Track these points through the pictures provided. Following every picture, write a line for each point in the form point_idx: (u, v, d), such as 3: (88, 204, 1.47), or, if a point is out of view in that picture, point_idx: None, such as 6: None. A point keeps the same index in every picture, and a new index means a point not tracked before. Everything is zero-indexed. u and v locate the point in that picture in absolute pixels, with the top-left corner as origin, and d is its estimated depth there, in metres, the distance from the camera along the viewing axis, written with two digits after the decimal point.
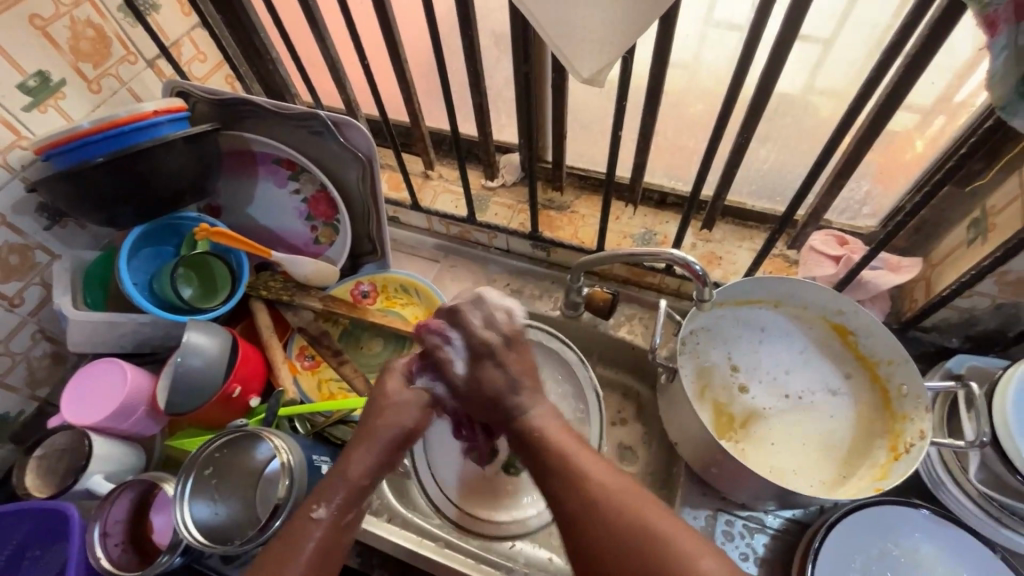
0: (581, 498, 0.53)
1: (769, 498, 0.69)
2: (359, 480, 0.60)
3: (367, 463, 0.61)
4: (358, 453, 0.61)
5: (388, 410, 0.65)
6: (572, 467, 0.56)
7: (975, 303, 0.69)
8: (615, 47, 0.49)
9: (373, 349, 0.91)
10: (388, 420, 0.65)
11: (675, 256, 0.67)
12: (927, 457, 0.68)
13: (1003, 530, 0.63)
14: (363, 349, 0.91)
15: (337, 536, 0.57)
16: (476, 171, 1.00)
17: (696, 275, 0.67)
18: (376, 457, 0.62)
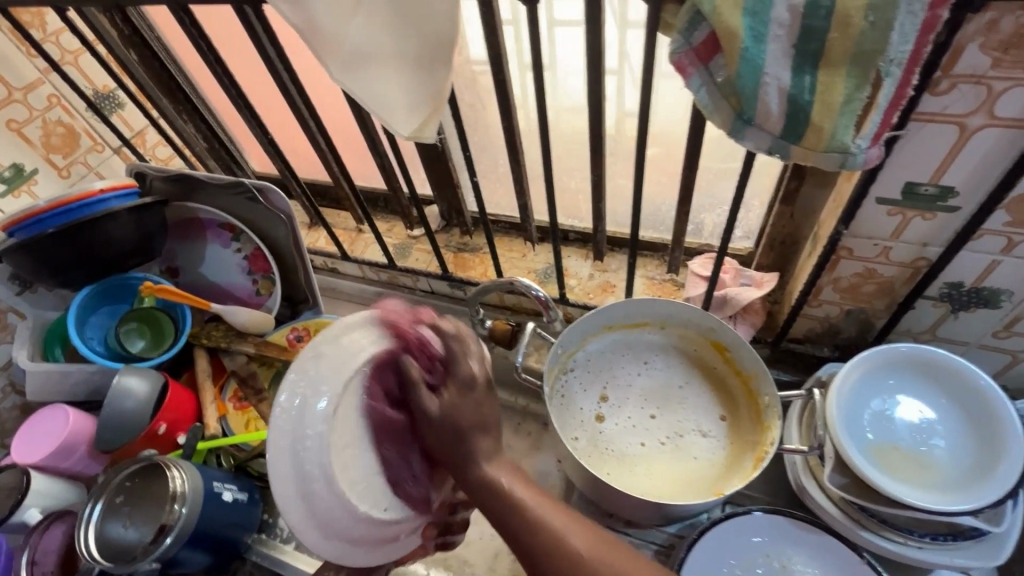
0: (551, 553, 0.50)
1: (642, 512, 0.71)
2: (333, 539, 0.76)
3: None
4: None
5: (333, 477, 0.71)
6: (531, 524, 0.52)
7: (828, 312, 0.73)
8: (419, 110, 0.59)
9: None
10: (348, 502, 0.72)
11: (523, 285, 0.76)
12: (793, 463, 0.70)
13: (862, 533, 0.64)
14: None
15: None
16: (401, 224, 1.10)
17: (540, 300, 0.76)
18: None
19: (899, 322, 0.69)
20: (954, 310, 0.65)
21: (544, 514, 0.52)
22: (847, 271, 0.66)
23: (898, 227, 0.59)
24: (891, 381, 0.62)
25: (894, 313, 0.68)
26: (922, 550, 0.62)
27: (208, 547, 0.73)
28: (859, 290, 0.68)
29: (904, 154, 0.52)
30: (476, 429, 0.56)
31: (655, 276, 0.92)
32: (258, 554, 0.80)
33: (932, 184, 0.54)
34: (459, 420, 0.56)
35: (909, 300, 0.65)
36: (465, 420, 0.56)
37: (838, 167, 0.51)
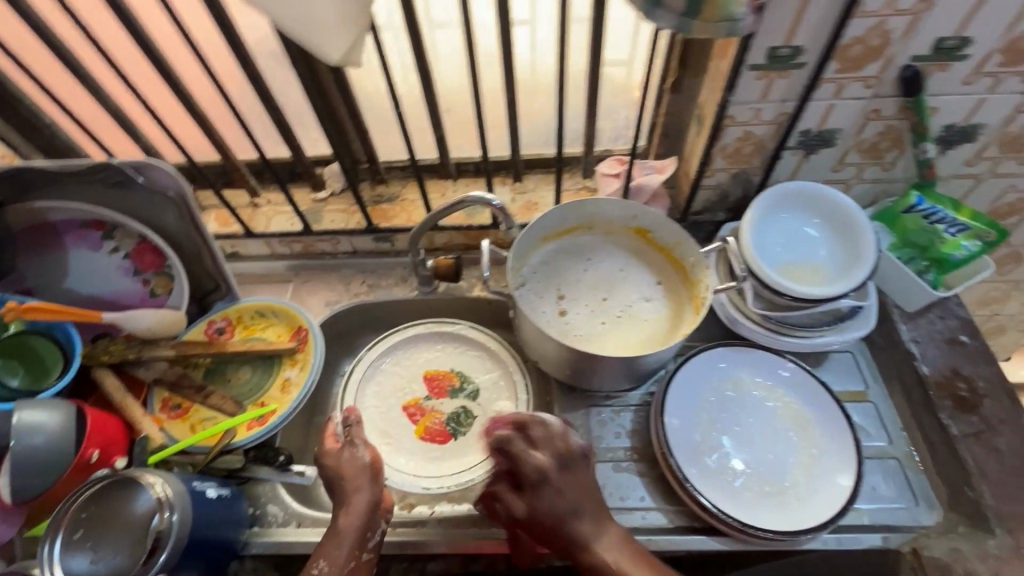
0: None
1: (619, 377, 0.81)
2: (353, 526, 0.66)
3: (360, 510, 0.67)
4: (350, 504, 0.67)
5: (335, 463, 0.71)
6: None
7: (719, 179, 0.88)
8: (351, 30, 0.58)
9: (245, 376, 0.89)
10: (353, 481, 0.69)
11: (475, 196, 0.79)
12: (720, 302, 0.85)
13: (782, 338, 0.82)
14: (237, 381, 0.89)
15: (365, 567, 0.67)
16: (303, 190, 1.04)
17: (497, 209, 0.81)
18: (368, 498, 0.68)
19: (772, 174, 0.86)
20: (807, 154, 0.84)
21: None
22: (731, 137, 0.81)
23: (766, 89, 0.74)
24: (783, 214, 0.79)
25: (767, 167, 0.85)
26: (824, 336, 0.81)
27: (205, 553, 0.66)
28: (741, 153, 0.84)
29: (766, 20, 0.65)
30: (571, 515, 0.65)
31: (571, 186, 1.00)
32: (258, 545, 0.75)
33: (787, 45, 0.68)
34: (558, 499, 0.65)
35: (778, 151, 0.82)
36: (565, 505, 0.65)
37: (726, 36, 0.61)
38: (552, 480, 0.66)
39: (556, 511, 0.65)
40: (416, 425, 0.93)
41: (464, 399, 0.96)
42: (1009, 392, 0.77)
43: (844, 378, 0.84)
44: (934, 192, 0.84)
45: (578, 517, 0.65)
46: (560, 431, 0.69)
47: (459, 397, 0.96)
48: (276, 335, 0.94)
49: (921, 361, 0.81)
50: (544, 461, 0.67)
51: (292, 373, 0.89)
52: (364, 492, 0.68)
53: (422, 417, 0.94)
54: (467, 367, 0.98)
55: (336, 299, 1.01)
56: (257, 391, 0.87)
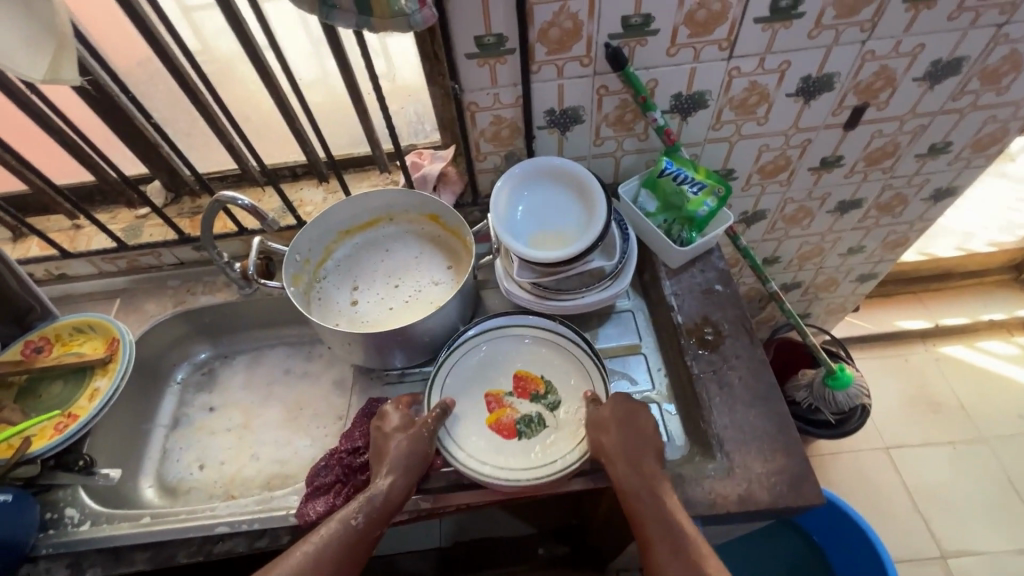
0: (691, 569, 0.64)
1: (400, 354, 0.87)
2: (405, 450, 0.75)
3: (371, 497, 0.71)
4: (387, 441, 0.76)
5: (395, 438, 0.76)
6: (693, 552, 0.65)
7: (493, 162, 0.95)
8: (42, 48, 0.60)
9: (56, 389, 0.92)
10: (397, 456, 0.74)
11: (229, 197, 0.86)
12: (497, 275, 0.90)
13: (551, 303, 0.88)
14: (49, 395, 0.92)
15: (366, 532, 0.70)
16: (125, 208, 1.08)
17: (252, 208, 0.87)
18: (399, 437, 0.76)
19: (537, 152, 0.93)
20: (562, 132, 0.91)
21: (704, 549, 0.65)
22: (484, 121, 0.87)
23: (491, 75, 0.81)
24: (530, 190, 0.86)
25: (529, 147, 0.92)
26: (588, 296, 0.87)
27: None
28: (500, 136, 0.90)
29: (458, 13, 0.72)
30: (627, 440, 0.73)
31: (376, 182, 1.06)
32: (50, 546, 0.78)
33: (488, 34, 0.75)
34: (636, 453, 0.72)
35: (531, 131, 0.89)
36: (632, 441, 0.73)
37: (409, 29, 0.67)
38: (631, 426, 0.74)
39: (634, 452, 0.72)
40: (490, 412, 0.84)
41: (545, 408, 0.84)
42: (749, 329, 0.85)
43: (616, 335, 0.92)
44: (684, 157, 0.91)
45: (651, 476, 0.71)
46: (635, 408, 0.76)
47: (539, 405, 0.84)
48: (93, 348, 0.97)
49: (678, 311, 0.88)
50: (620, 411, 0.75)
51: (99, 381, 0.92)
52: (398, 471, 0.73)
53: (499, 406, 0.85)
54: (556, 376, 0.87)
55: (163, 310, 1.05)
56: (66, 402, 0.91)
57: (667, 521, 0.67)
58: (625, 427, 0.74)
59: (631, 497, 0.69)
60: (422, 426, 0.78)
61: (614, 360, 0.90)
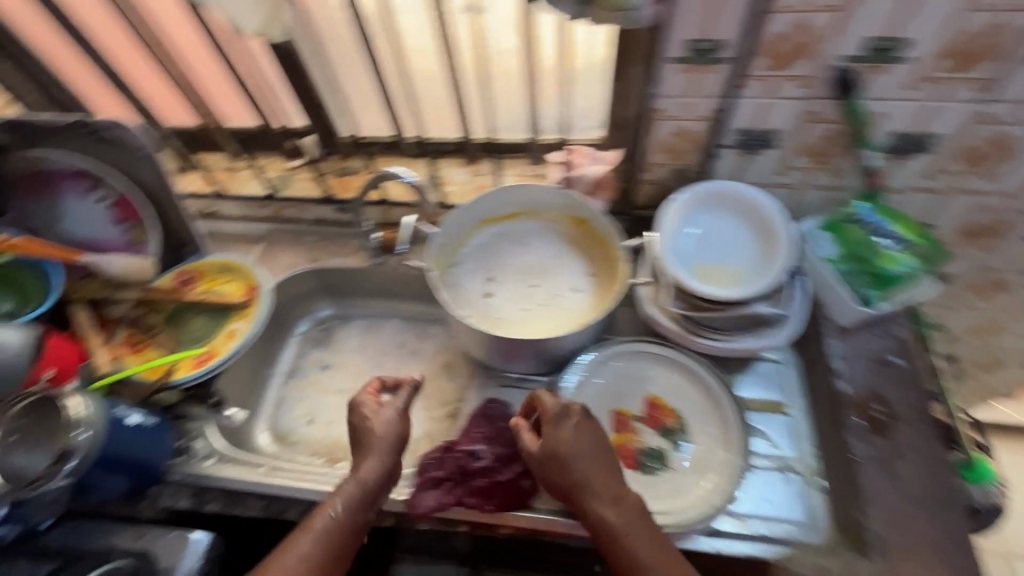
0: None
1: (529, 360, 0.83)
2: (374, 468, 0.72)
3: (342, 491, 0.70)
4: (368, 448, 0.73)
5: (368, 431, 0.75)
6: None
7: (659, 173, 0.87)
8: None
9: (200, 322, 0.97)
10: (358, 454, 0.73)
11: (387, 172, 0.85)
12: (641, 297, 0.83)
13: (701, 340, 0.80)
14: (194, 327, 0.97)
15: (332, 555, 0.67)
16: (280, 157, 1.11)
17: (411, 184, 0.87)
18: (377, 462, 0.72)
19: (711, 172, 0.85)
20: (747, 154, 0.81)
21: None
22: (665, 130, 0.80)
23: (692, 84, 0.72)
24: (702, 215, 0.78)
25: (706, 165, 0.84)
26: (745, 341, 0.78)
27: (120, 471, 0.74)
28: (677, 149, 0.82)
29: (679, 11, 0.64)
30: (575, 454, 0.65)
31: (524, 172, 1.02)
32: (179, 473, 0.83)
33: (707, 39, 0.67)
34: (589, 469, 0.65)
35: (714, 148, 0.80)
36: (590, 468, 0.65)
37: (626, 24, 0.61)
38: (563, 455, 0.65)
39: (572, 474, 0.65)
40: (614, 433, 0.77)
41: (671, 444, 0.76)
42: (930, 417, 0.74)
43: (762, 387, 0.83)
44: (885, 206, 0.79)
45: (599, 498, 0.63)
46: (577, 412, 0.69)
47: (668, 439, 0.77)
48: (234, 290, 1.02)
49: (845, 379, 0.78)
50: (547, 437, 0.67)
51: (239, 323, 0.96)
52: (381, 452, 0.73)
53: (624, 428, 0.77)
54: (687, 407, 0.79)
55: (298, 262, 1.08)
56: (208, 337, 0.95)
57: (664, 561, 0.59)
58: (595, 443, 0.67)
59: (603, 526, 0.62)
60: (394, 440, 0.74)
61: (756, 416, 0.81)
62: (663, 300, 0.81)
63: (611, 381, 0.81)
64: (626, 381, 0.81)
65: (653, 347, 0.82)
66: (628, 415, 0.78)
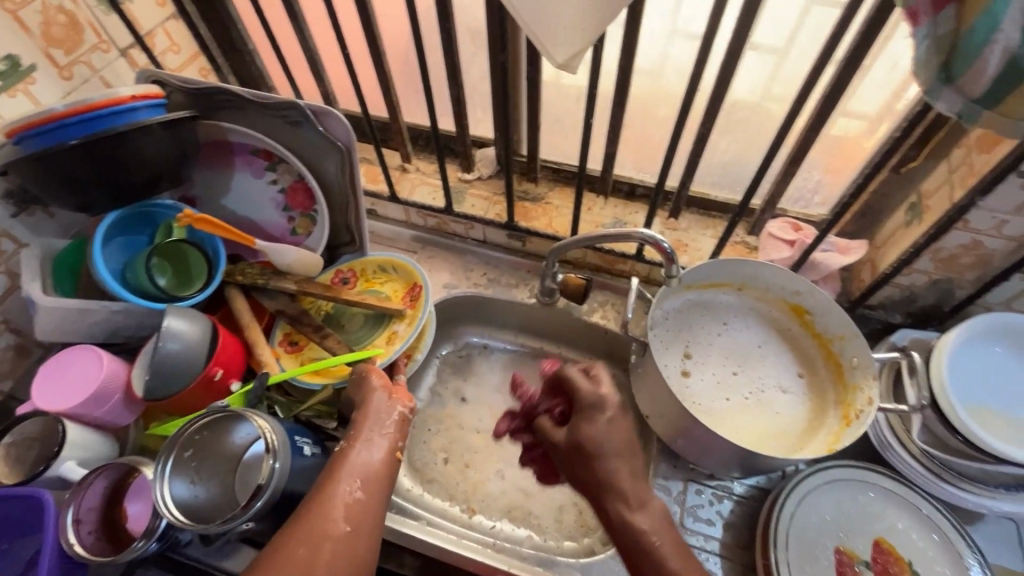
0: None
1: (733, 465, 0.73)
2: (371, 420, 0.65)
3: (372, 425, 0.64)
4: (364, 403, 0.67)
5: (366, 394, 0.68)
6: None
7: (914, 280, 0.76)
8: (586, 36, 0.53)
9: (359, 320, 0.92)
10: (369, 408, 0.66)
11: (645, 235, 0.72)
12: (875, 421, 0.74)
13: (944, 485, 0.70)
14: (352, 325, 0.92)
15: (373, 486, 0.60)
16: (452, 165, 1.03)
17: (665, 253, 0.74)
18: (381, 396, 0.67)
19: (984, 294, 0.73)
20: None
21: None
22: (953, 241, 0.69)
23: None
24: (997, 348, 0.67)
25: (982, 285, 0.72)
26: (997, 498, 0.69)
27: (289, 507, 0.67)
28: (956, 261, 0.71)
29: None
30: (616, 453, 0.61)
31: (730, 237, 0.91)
32: None
33: None
34: (604, 458, 0.61)
35: (1007, 272, 0.69)
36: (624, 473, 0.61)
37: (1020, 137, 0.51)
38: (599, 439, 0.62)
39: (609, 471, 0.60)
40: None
41: None
42: None
43: (1000, 550, 0.72)
44: None
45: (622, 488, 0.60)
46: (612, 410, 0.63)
47: None
48: (394, 290, 0.95)
49: None
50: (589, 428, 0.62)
51: (399, 325, 0.90)
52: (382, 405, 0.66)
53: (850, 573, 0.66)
54: (924, 561, 0.68)
55: (454, 283, 0.99)
56: (368, 339, 0.90)
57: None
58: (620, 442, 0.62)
59: (631, 533, 0.58)
60: (385, 393, 0.68)
61: None
62: (907, 431, 0.71)
63: (831, 510, 0.70)
64: (848, 513, 0.70)
65: (879, 478, 0.72)
66: (853, 556, 0.68)
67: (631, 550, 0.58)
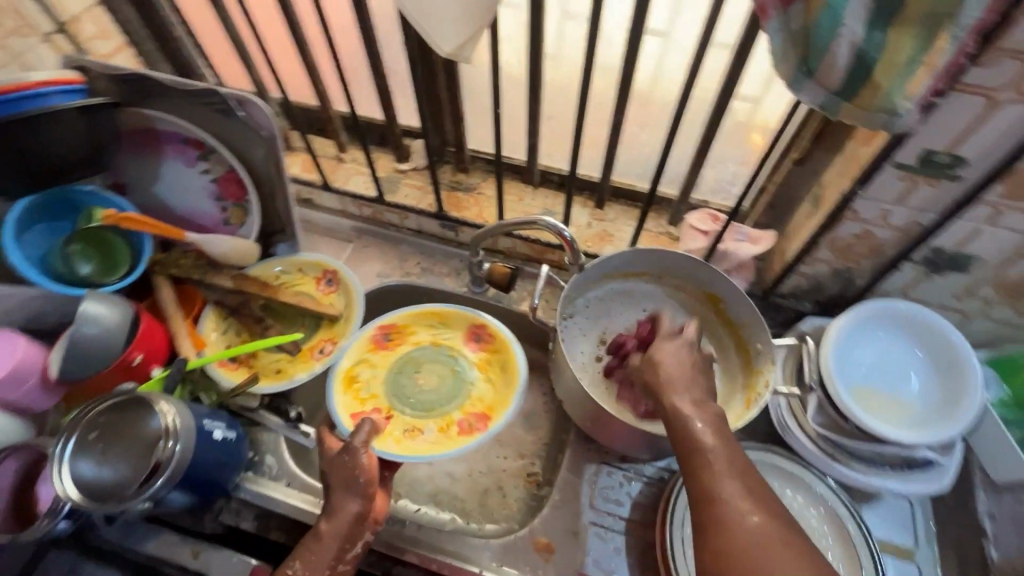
0: (700, 495, 0.54)
1: (642, 448, 0.75)
2: (334, 536, 0.64)
3: (340, 524, 0.65)
4: (335, 510, 0.65)
5: (340, 481, 0.67)
6: (709, 483, 0.54)
7: (818, 269, 0.79)
8: (469, 25, 0.55)
9: (430, 386, 0.89)
10: (339, 501, 0.66)
11: (549, 224, 0.74)
12: (779, 406, 0.76)
13: (836, 465, 0.72)
14: (419, 385, 0.89)
15: None
16: (387, 155, 1.04)
17: (567, 242, 0.75)
18: (355, 507, 0.65)
19: (880, 281, 0.76)
20: (929, 272, 0.73)
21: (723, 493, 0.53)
22: (847, 231, 0.71)
23: (905, 193, 0.64)
24: (880, 332, 0.72)
25: (878, 274, 0.75)
26: (884, 478, 0.71)
27: (197, 487, 0.69)
28: (852, 251, 0.74)
29: (931, 122, 0.56)
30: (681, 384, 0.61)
31: (653, 228, 0.93)
32: (247, 492, 0.77)
33: (948, 153, 0.58)
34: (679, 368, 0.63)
35: (896, 261, 0.72)
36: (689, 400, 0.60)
37: (879, 128, 0.53)
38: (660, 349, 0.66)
39: (670, 380, 0.62)
40: None
41: None
42: None
43: (891, 528, 0.75)
44: None
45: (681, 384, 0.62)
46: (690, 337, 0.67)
47: None
48: (478, 398, 0.87)
49: (992, 542, 0.71)
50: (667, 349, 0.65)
51: (433, 429, 0.84)
52: (352, 501, 0.66)
53: None
54: (814, 538, 0.71)
55: (387, 272, 1.00)
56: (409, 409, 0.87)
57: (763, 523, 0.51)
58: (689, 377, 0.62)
59: (690, 439, 0.57)
60: (361, 504, 0.66)
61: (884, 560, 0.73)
62: (800, 412, 0.74)
63: None
64: None
65: (777, 458, 0.75)
66: None
67: (687, 456, 0.57)
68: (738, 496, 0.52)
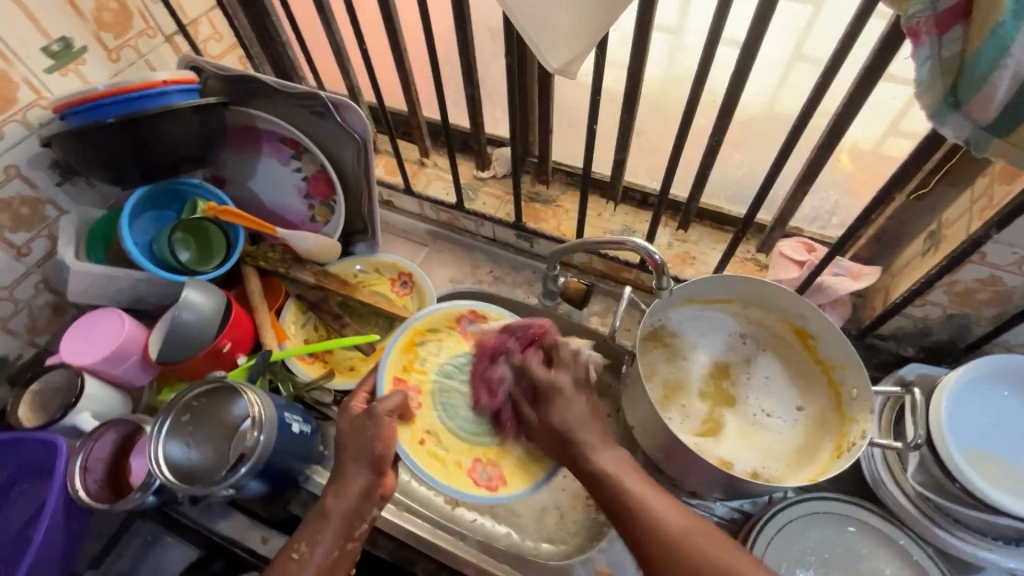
0: (655, 537, 0.56)
1: (716, 486, 0.72)
2: (340, 511, 0.62)
3: (348, 494, 0.62)
4: (343, 482, 0.63)
5: (352, 447, 0.65)
6: (631, 496, 0.59)
7: (928, 313, 0.72)
8: (581, 41, 0.53)
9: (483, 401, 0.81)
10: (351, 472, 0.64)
11: (641, 247, 0.71)
12: (871, 455, 0.71)
13: (937, 531, 0.66)
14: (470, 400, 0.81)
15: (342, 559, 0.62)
16: (469, 162, 1.04)
17: (657, 266, 0.72)
18: (363, 482, 0.63)
19: (1003, 333, 0.69)
20: None
21: (645, 501, 0.59)
22: (969, 275, 0.65)
23: None
24: (1002, 391, 0.65)
25: (1002, 324, 0.68)
26: (994, 552, 0.65)
27: (274, 478, 0.71)
28: (973, 297, 0.67)
29: None
30: (582, 425, 0.67)
31: (739, 254, 0.89)
32: (316, 485, 0.78)
33: None
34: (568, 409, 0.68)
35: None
36: (594, 439, 0.66)
37: None
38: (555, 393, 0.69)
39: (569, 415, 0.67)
40: None
41: None
42: None
43: None
44: None
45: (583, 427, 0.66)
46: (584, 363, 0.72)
47: None
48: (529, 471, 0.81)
49: None
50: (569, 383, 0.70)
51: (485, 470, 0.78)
52: (361, 472, 0.64)
53: None
54: None
55: (459, 278, 1.01)
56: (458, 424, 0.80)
57: (673, 514, 0.57)
58: (585, 410, 0.68)
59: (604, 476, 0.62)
60: (371, 479, 0.64)
61: None
62: (900, 470, 0.68)
63: (808, 543, 0.68)
64: (830, 549, 0.68)
65: (869, 517, 0.69)
66: None
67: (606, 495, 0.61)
68: (656, 510, 0.58)
